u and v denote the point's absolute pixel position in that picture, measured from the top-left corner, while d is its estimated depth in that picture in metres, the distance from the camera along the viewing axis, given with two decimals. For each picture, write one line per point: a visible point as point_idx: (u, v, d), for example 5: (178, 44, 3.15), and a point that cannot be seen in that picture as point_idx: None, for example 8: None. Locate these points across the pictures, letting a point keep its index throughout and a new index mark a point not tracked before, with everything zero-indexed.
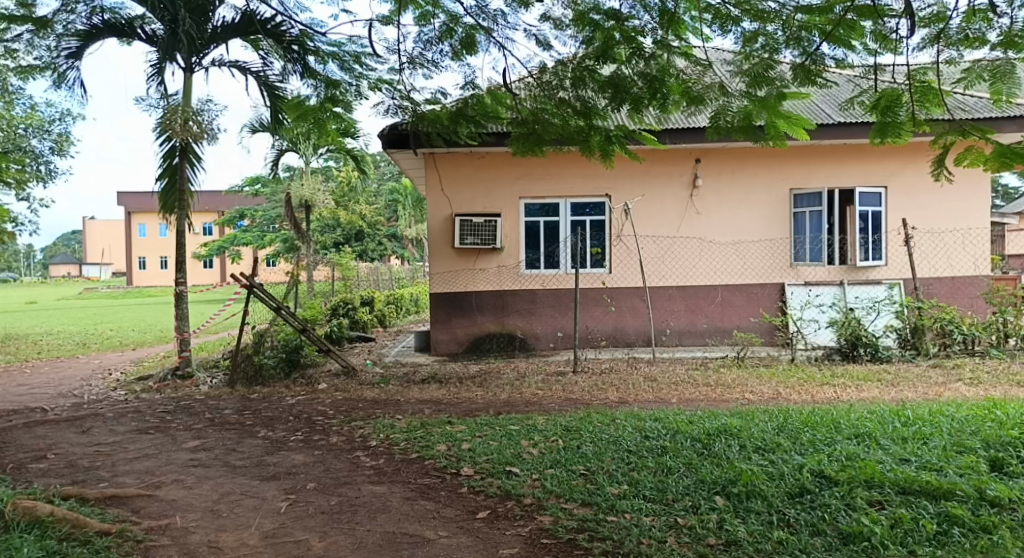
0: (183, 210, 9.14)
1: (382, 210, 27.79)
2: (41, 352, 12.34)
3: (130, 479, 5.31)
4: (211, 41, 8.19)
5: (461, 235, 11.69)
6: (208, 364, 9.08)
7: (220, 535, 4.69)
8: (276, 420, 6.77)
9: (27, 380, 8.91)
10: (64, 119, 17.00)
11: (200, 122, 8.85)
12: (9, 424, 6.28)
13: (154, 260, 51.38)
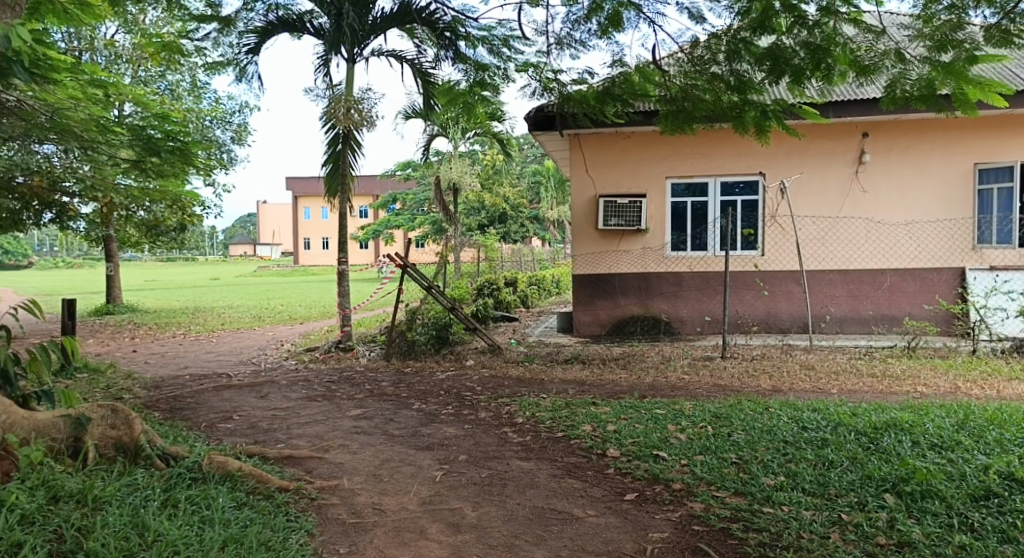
0: (345, 193, 9.72)
1: (526, 193, 28.34)
2: (224, 323, 13.72)
3: (303, 441, 5.77)
4: (372, 33, 8.61)
5: (605, 216, 11.60)
6: (367, 338, 9.68)
7: (383, 498, 5.06)
8: (429, 394, 7.10)
9: (215, 348, 9.95)
10: (243, 110, 18.57)
11: (361, 110, 9.34)
12: (202, 387, 7.02)
13: (317, 241, 55.53)
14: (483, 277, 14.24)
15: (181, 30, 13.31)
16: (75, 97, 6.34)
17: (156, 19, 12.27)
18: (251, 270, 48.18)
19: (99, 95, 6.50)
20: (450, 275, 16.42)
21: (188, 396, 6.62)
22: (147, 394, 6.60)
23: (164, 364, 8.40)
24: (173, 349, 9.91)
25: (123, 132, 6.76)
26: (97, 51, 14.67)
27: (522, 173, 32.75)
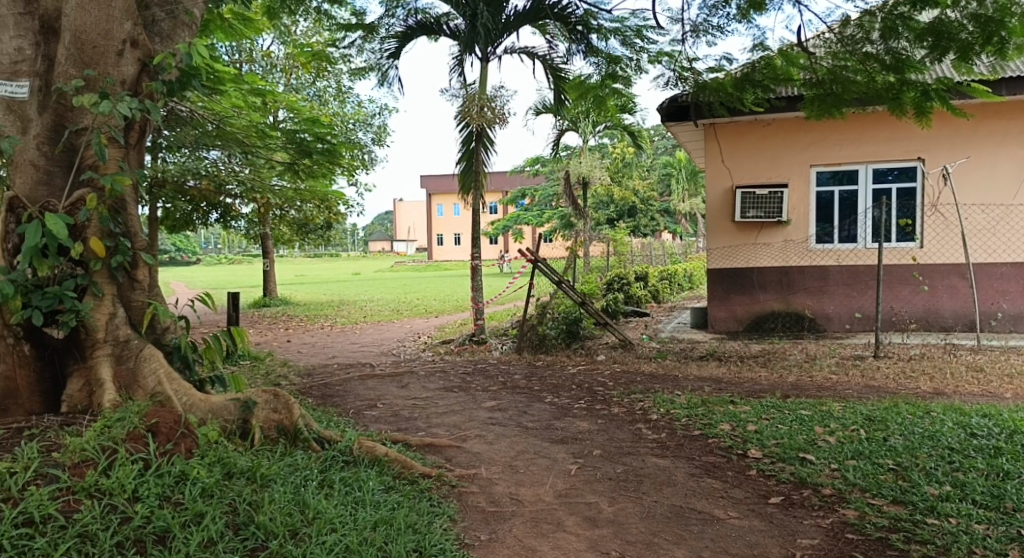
0: (478, 190, 9.98)
1: (655, 186, 28.10)
2: (367, 315, 14.53)
3: (442, 430, 5.99)
4: (504, 32, 8.81)
5: (743, 207, 11.17)
6: (499, 332, 9.90)
7: (519, 489, 5.15)
8: (561, 388, 7.15)
9: (358, 340, 10.54)
10: (383, 112, 19.44)
11: (494, 108, 9.56)
12: (348, 376, 7.45)
13: (451, 237, 57.46)
14: (612, 272, 14.18)
15: (331, 39, 14.22)
16: (239, 106, 6.79)
17: (307, 29, 13.16)
18: (389, 265, 50.91)
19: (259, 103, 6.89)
20: (578, 270, 16.49)
21: (337, 384, 7.06)
22: (302, 381, 7.09)
23: (315, 354, 9.02)
24: (322, 339, 10.60)
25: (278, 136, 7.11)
26: (257, 62, 15.95)
27: (653, 167, 32.15)
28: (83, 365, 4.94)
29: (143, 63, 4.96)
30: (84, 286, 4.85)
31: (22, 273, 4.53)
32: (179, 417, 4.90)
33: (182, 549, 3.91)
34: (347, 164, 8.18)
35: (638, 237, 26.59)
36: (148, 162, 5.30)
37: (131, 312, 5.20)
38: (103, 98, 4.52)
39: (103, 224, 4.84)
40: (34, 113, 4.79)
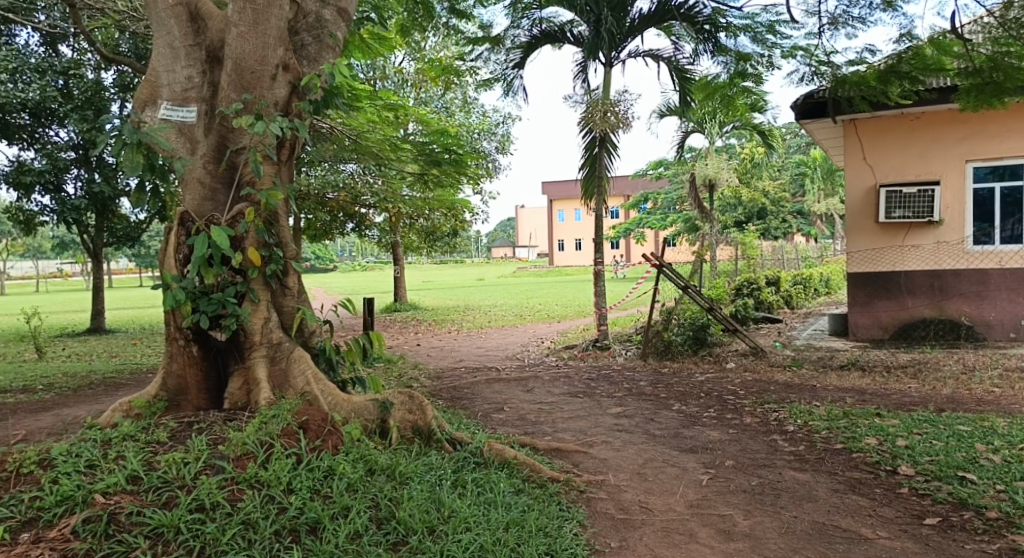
0: (602, 196, 9.96)
1: (787, 186, 27.11)
2: (492, 320, 14.88)
3: (568, 435, 6.03)
4: (628, 36, 9.19)
5: (888, 207, 10.50)
6: (623, 337, 9.83)
7: (649, 497, 5.08)
8: (689, 395, 7.01)
9: (484, 344, 10.82)
10: (507, 121, 19.86)
11: (618, 113, 9.55)
12: (476, 379, 7.66)
13: (572, 242, 57.14)
14: (742, 276, 13.72)
15: (459, 53, 14.72)
16: (374, 121, 7.11)
17: (435, 44, 13.68)
18: (512, 270, 52.02)
19: (391, 117, 7.17)
20: (703, 275, 16.08)
21: (465, 387, 7.27)
22: (432, 383, 7.36)
23: (443, 357, 9.35)
24: (449, 343, 10.97)
25: (410, 148, 7.30)
26: (389, 78, 16.78)
27: (787, 168, 30.63)
28: (242, 365, 5.42)
29: (293, 85, 5.39)
30: (242, 292, 5.31)
31: (192, 280, 5.03)
32: (326, 415, 5.28)
33: (332, 539, 4.17)
34: (474, 174, 8.44)
35: (768, 239, 25.66)
36: (297, 177, 5.73)
37: (283, 316, 5.65)
38: (259, 120, 4.94)
39: (259, 235, 5.27)
40: (202, 135, 5.29)
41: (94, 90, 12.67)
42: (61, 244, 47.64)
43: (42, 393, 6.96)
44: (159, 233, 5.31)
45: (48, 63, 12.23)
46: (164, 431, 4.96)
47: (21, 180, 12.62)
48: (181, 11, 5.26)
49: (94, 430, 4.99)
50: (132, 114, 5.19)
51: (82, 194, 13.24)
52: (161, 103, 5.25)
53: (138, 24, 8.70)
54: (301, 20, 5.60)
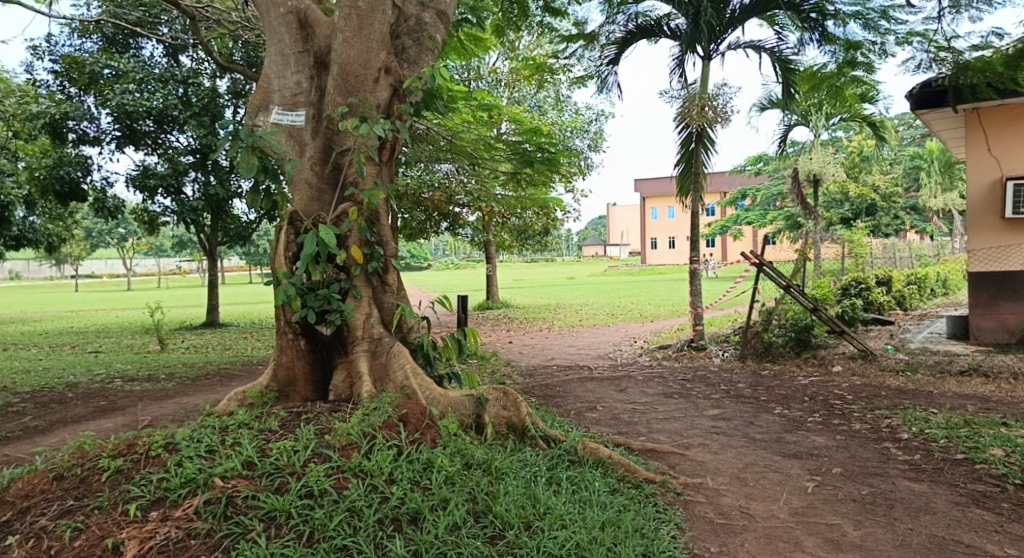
0: (698, 190, 10.19)
1: (898, 179, 25.78)
2: (583, 319, 14.91)
3: (663, 436, 5.95)
4: (729, 26, 9.19)
5: (1014, 202, 9.85)
6: (719, 339, 9.62)
7: (750, 503, 4.93)
8: (792, 399, 6.80)
9: (575, 342, 10.86)
10: (600, 118, 19.77)
11: (715, 108, 9.66)
12: (568, 377, 7.70)
13: (665, 241, 56.56)
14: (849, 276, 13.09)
15: (554, 51, 14.78)
16: (469, 121, 7.27)
17: (528, 43, 13.81)
18: (604, 269, 51.95)
19: (485, 116, 7.26)
20: (807, 274, 15.54)
21: (558, 385, 7.31)
22: (524, 381, 7.43)
23: (535, 354, 9.44)
24: (540, 341, 11.07)
25: (503, 147, 7.37)
26: (484, 79, 17.06)
27: (897, 161, 29.04)
28: (346, 359, 5.67)
29: (394, 88, 5.56)
30: (346, 289, 5.55)
31: (301, 277, 5.30)
32: (424, 409, 5.42)
33: (432, 530, 4.25)
34: (570, 172, 8.54)
35: (878, 236, 24.59)
36: (398, 177, 5.91)
37: (384, 312, 5.84)
38: (363, 122, 5.12)
39: (362, 234, 5.47)
40: (309, 138, 5.56)
41: (210, 97, 13.83)
42: (177, 243, 51.17)
43: (165, 382, 7.50)
44: (270, 232, 5.61)
45: (171, 73, 13.78)
46: (275, 419, 5.23)
47: (147, 183, 13.52)
48: (292, 19, 5.57)
49: (213, 417, 5.33)
50: (247, 119, 5.52)
51: (200, 196, 14.08)
52: (272, 108, 5.55)
53: (250, 33, 9.20)
54: (402, 24, 5.78)
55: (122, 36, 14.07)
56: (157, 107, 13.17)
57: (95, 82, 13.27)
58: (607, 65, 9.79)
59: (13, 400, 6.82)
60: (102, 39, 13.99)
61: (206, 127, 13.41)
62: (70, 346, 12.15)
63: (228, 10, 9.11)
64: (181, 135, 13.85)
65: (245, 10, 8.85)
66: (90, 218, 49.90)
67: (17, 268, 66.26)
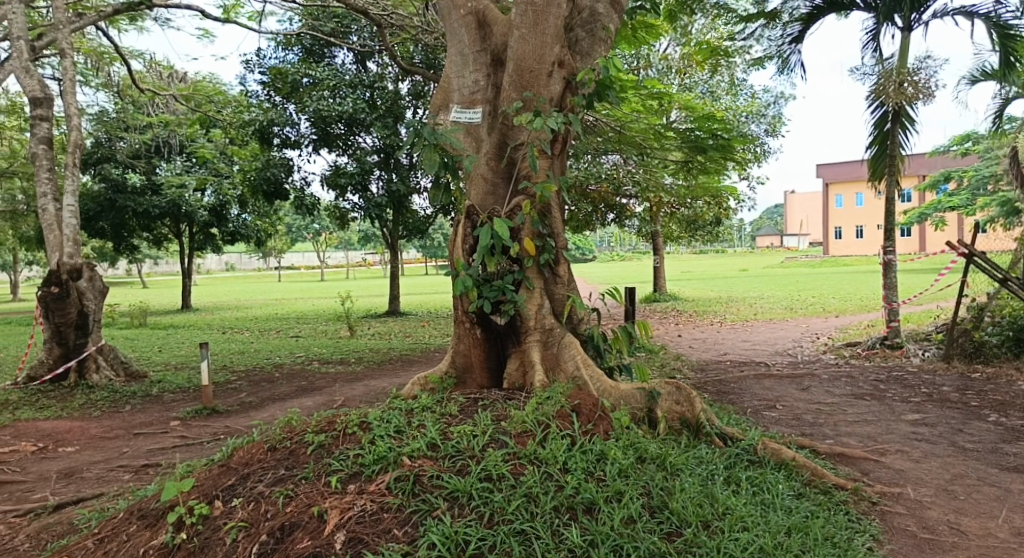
0: (895, 174, 9.51)
1: None
2: (758, 313, 14.30)
3: (854, 440, 5.61)
4: None
5: None
6: (918, 336, 8.86)
7: (961, 518, 4.47)
8: (1009, 406, 6.14)
9: (750, 337, 10.50)
10: (779, 101, 18.75)
11: (916, 83, 8.96)
12: (745, 373, 7.51)
13: (851, 229, 52.66)
14: None
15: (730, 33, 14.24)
16: (638, 110, 7.31)
17: (701, 27, 13.46)
18: (779, 260, 49.41)
19: (656, 105, 7.28)
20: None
21: (733, 381, 7.16)
22: (698, 376, 7.34)
23: (707, 349, 9.27)
24: (712, 335, 10.82)
25: (674, 137, 7.28)
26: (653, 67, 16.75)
27: None
28: (519, 348, 5.82)
29: (567, 80, 5.60)
30: (520, 280, 5.69)
31: (478, 268, 5.50)
32: (596, 400, 5.43)
33: (608, 522, 4.23)
34: (747, 158, 8.26)
35: None
36: (568, 170, 5.96)
37: (555, 304, 5.92)
38: (537, 116, 5.20)
39: (534, 226, 5.57)
40: (485, 134, 5.75)
41: (394, 99, 14.94)
42: (360, 237, 55.26)
43: (356, 365, 8.19)
44: (449, 226, 5.87)
45: (360, 78, 14.78)
46: (454, 405, 5.49)
47: (339, 182, 14.75)
48: (471, 20, 5.80)
49: (399, 400, 5.70)
50: (429, 118, 5.83)
51: (384, 192, 15.26)
52: (452, 107, 5.83)
53: (428, 36, 9.73)
54: (576, 16, 5.84)
55: (319, 46, 15.35)
56: (347, 110, 14.22)
57: (296, 90, 14.68)
58: (790, 43, 9.31)
59: (232, 378, 7.72)
60: (302, 50, 15.39)
61: (390, 129, 14.65)
62: (275, 331, 13.55)
63: (410, 16, 9.71)
64: (368, 136, 14.95)
65: (425, 15, 9.37)
66: (290, 216, 55.27)
67: (229, 261, 75.19)
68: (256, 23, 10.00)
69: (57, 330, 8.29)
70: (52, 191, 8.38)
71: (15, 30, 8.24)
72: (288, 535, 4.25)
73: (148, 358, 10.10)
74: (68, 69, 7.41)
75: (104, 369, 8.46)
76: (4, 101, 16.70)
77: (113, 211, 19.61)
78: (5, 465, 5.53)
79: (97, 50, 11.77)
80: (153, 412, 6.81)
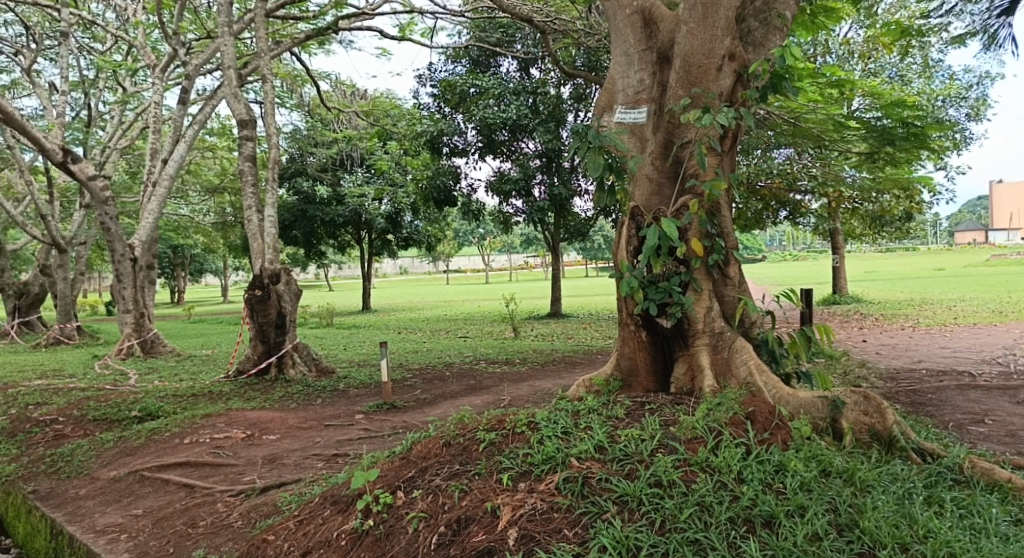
0: None
1: None
2: (957, 317, 12.91)
3: None
4: None
5: None
6: None
7: None
8: None
9: (949, 343, 9.50)
10: (983, 81, 16.82)
11: None
12: (943, 383, 6.82)
13: None
14: None
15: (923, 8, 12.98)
16: (816, 100, 6.95)
17: (889, 6, 12.42)
18: (983, 258, 44.08)
19: (836, 93, 6.92)
20: None
21: (930, 392, 6.54)
22: (888, 386, 6.78)
23: (897, 356, 8.52)
24: (902, 341, 9.92)
25: (858, 126, 6.92)
26: (833, 52, 15.58)
27: None
28: (687, 352, 5.66)
29: (738, 74, 5.37)
30: (687, 282, 5.52)
31: (643, 270, 5.43)
32: (772, 409, 5.14)
33: (791, 537, 3.98)
34: (944, 145, 7.52)
35: None
36: (738, 166, 5.70)
37: (724, 306, 5.70)
38: (706, 112, 5.02)
39: (703, 226, 5.38)
40: (650, 134, 5.66)
41: (556, 103, 15.04)
42: (523, 240, 56.62)
43: (522, 365, 8.40)
44: (612, 227, 5.83)
45: (523, 86, 15.09)
46: (621, 408, 5.44)
47: (504, 188, 15.47)
48: (637, 18, 5.76)
49: (566, 401, 5.75)
50: (594, 120, 5.86)
51: (546, 196, 15.64)
52: (617, 108, 5.83)
53: (591, 38, 9.78)
54: (749, 6, 5.61)
55: (485, 56, 15.90)
56: (511, 117, 14.67)
57: (463, 100, 15.42)
58: (997, 17, 8.29)
59: (408, 375, 8.22)
60: (469, 62, 16.04)
61: (553, 133, 14.72)
62: (445, 331, 14.27)
63: (573, 20, 9.85)
64: (531, 141, 15.35)
65: (587, 17, 9.41)
66: (457, 221, 57.96)
67: (402, 264, 80.65)
68: (428, 39, 10.70)
69: (260, 328, 9.24)
70: (255, 204, 9.35)
71: (226, 61, 9.29)
72: (464, 528, 4.39)
73: (335, 356, 11.00)
74: (268, 93, 8.19)
75: (299, 365, 9.33)
76: (215, 125, 19.08)
77: (305, 220, 21.73)
78: (221, 449, 6.26)
79: (292, 73, 13.14)
80: (340, 406, 7.41)
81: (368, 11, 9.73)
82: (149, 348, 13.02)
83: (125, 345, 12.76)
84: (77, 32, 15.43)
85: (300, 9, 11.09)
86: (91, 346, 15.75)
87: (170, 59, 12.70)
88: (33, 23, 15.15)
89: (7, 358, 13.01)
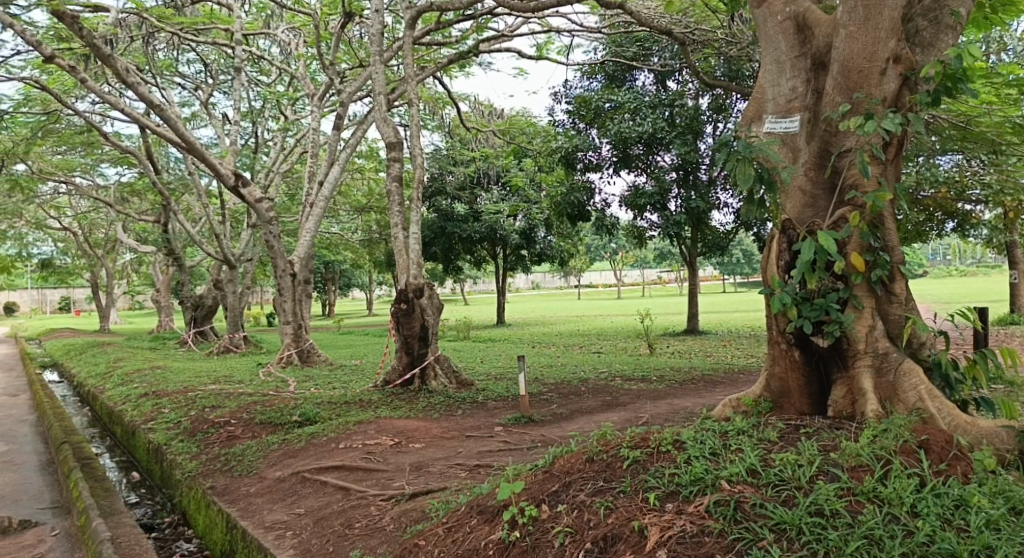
0: None
1: None
2: None
3: None
4: None
5: None
6: None
7: None
8: None
9: None
10: None
11: None
12: None
13: None
14: None
15: None
16: (993, 101, 6.43)
17: None
18: None
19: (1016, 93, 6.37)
20: None
21: None
22: None
23: None
24: None
25: None
26: (1008, 48, 14.26)
27: None
28: (846, 374, 5.33)
29: (904, 77, 5.04)
30: (846, 298, 5.22)
31: (796, 286, 5.19)
32: (949, 437, 4.72)
33: None
34: None
35: None
36: (904, 175, 5.33)
37: (889, 325, 5.33)
38: (869, 118, 4.72)
39: (864, 239, 5.08)
40: (804, 143, 5.43)
41: (694, 115, 14.75)
42: (658, 257, 55.83)
43: (659, 383, 8.23)
44: (761, 242, 5.64)
45: (659, 98, 14.93)
46: (773, 430, 5.19)
47: (638, 202, 15.41)
48: (790, 25, 5.60)
49: (713, 422, 5.58)
50: (743, 130, 5.72)
51: (682, 209, 15.43)
52: (767, 118, 5.67)
53: (734, 47, 9.55)
54: (917, 5, 5.28)
55: (620, 72, 15.93)
56: (647, 130, 14.60)
57: (599, 115, 15.48)
58: None
59: (545, 390, 8.27)
60: (604, 77, 16.14)
61: (690, 145, 14.49)
62: (580, 346, 14.33)
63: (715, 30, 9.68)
64: (666, 154, 15.21)
65: (729, 27, 9.18)
66: (591, 237, 58.24)
67: (536, 278, 82.14)
68: (565, 57, 10.81)
69: (404, 341, 9.66)
70: (402, 222, 9.81)
71: (376, 88, 9.81)
72: (611, 546, 4.32)
73: (473, 369, 11.29)
74: (415, 116, 8.58)
75: (440, 377, 9.62)
76: (364, 148, 20.25)
77: (444, 237, 22.67)
78: (371, 455, 6.56)
79: (434, 97, 13.73)
80: (480, 418, 7.57)
81: (508, 33, 9.98)
82: (306, 357, 13.95)
83: (285, 353, 13.76)
84: (247, 67, 16.96)
85: (443, 35, 11.59)
86: (253, 355, 17.13)
87: (327, 88, 13.64)
88: (210, 60, 16.81)
89: (187, 365, 14.43)
